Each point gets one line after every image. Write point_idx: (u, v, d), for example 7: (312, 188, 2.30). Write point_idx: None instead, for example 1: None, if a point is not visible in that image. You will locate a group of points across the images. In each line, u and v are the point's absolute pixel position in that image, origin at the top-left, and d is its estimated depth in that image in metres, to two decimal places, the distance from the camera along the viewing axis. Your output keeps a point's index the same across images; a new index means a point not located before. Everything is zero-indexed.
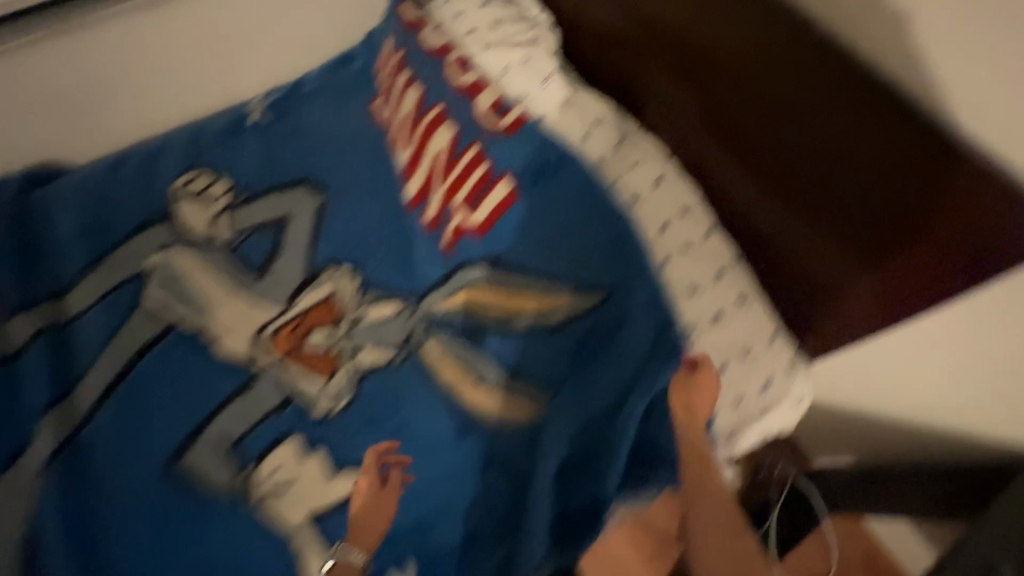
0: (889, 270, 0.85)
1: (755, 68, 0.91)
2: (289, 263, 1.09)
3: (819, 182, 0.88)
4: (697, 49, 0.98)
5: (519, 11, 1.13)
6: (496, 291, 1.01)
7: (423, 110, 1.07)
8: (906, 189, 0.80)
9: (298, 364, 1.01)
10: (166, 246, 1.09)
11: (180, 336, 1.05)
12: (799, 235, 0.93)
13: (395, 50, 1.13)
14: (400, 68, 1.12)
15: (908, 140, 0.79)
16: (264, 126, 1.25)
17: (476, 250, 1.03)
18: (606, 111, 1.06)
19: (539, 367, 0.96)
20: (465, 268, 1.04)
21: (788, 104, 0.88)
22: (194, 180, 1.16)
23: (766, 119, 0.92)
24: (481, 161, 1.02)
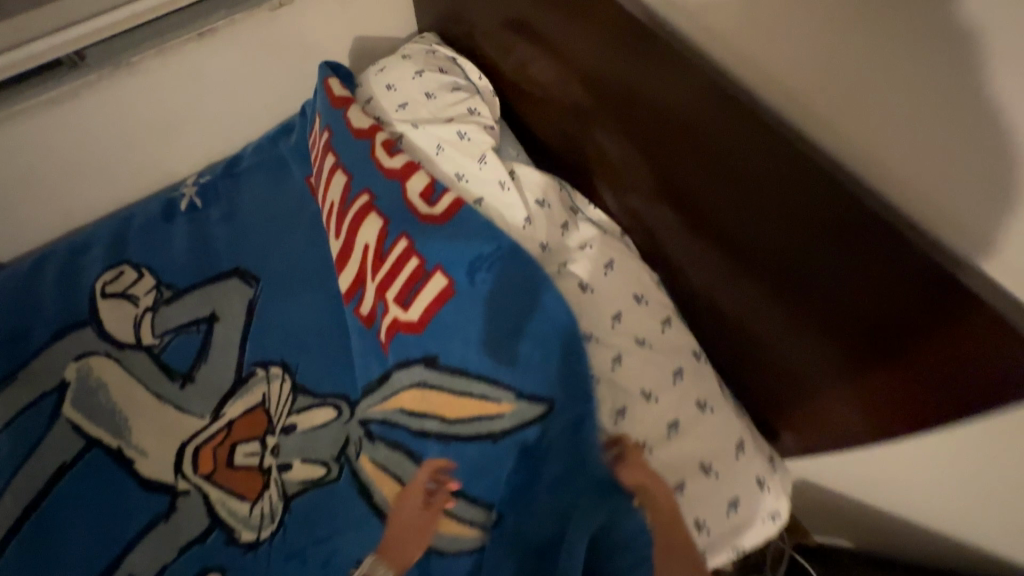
0: (867, 382, 0.73)
1: (702, 154, 0.81)
2: (216, 368, 1.01)
3: (783, 277, 0.77)
4: (644, 121, 0.88)
5: (454, 80, 1.06)
6: (435, 399, 0.88)
7: (349, 199, 1.00)
8: (874, 308, 0.68)
9: (223, 483, 0.92)
10: (85, 354, 1.01)
11: (96, 454, 0.94)
12: (767, 331, 0.84)
13: (324, 131, 1.08)
14: (329, 150, 1.06)
15: (873, 252, 0.65)
16: (194, 211, 1.16)
17: (413, 351, 0.90)
18: (548, 188, 0.97)
19: (489, 485, 0.83)
20: (400, 371, 0.91)
21: (739, 197, 0.78)
22: (113, 280, 1.07)
23: (720, 211, 0.82)
24: (409, 255, 0.91)
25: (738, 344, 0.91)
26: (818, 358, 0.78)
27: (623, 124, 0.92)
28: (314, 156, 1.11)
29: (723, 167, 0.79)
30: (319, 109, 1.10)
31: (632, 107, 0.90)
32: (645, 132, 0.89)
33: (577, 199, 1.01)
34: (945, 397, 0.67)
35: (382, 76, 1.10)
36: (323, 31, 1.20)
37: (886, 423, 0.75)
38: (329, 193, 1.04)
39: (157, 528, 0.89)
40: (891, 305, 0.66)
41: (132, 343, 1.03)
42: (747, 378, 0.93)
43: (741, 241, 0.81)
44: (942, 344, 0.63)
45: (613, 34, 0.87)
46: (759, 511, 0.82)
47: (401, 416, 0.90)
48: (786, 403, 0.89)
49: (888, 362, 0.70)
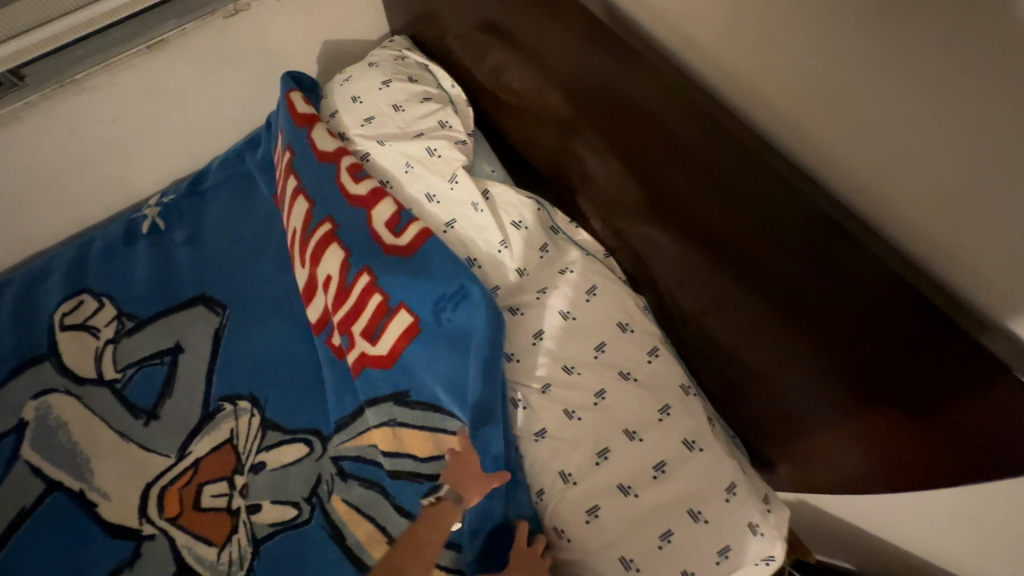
0: (870, 424, 0.67)
1: (690, 178, 0.77)
2: (181, 403, 0.96)
3: (776, 307, 0.71)
4: (626, 133, 0.82)
5: (423, 90, 1.00)
6: (404, 438, 0.83)
7: (311, 227, 0.96)
8: (874, 348, 0.64)
9: (189, 526, 0.88)
10: (46, 390, 0.96)
11: (58, 496, 0.90)
12: (756, 372, 0.78)
13: (285, 152, 1.04)
14: (292, 172, 1.02)
15: (868, 287, 0.64)
16: (156, 233, 1.10)
17: (381, 388, 0.85)
18: (524, 206, 0.90)
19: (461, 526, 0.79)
20: (368, 409, 0.86)
21: (729, 225, 0.74)
22: (72, 311, 1.02)
23: (707, 239, 0.76)
24: (372, 291, 0.86)
25: (726, 381, 0.84)
26: (814, 402, 0.72)
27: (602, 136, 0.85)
28: (278, 177, 1.06)
29: (713, 193, 0.75)
30: (283, 124, 1.05)
31: (609, 124, 0.84)
32: (623, 150, 0.83)
33: (557, 217, 0.94)
34: (954, 450, 0.61)
35: (347, 87, 1.04)
36: (286, 36, 1.13)
37: (888, 476, 0.69)
38: (293, 220, 1.00)
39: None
40: (892, 343, 0.62)
41: (93, 378, 0.98)
42: (738, 418, 0.86)
43: (732, 266, 0.74)
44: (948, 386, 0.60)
45: (611, 49, 0.84)
46: (756, 557, 0.75)
47: (375, 451, 0.86)
48: (780, 448, 0.82)
49: (891, 409, 0.64)
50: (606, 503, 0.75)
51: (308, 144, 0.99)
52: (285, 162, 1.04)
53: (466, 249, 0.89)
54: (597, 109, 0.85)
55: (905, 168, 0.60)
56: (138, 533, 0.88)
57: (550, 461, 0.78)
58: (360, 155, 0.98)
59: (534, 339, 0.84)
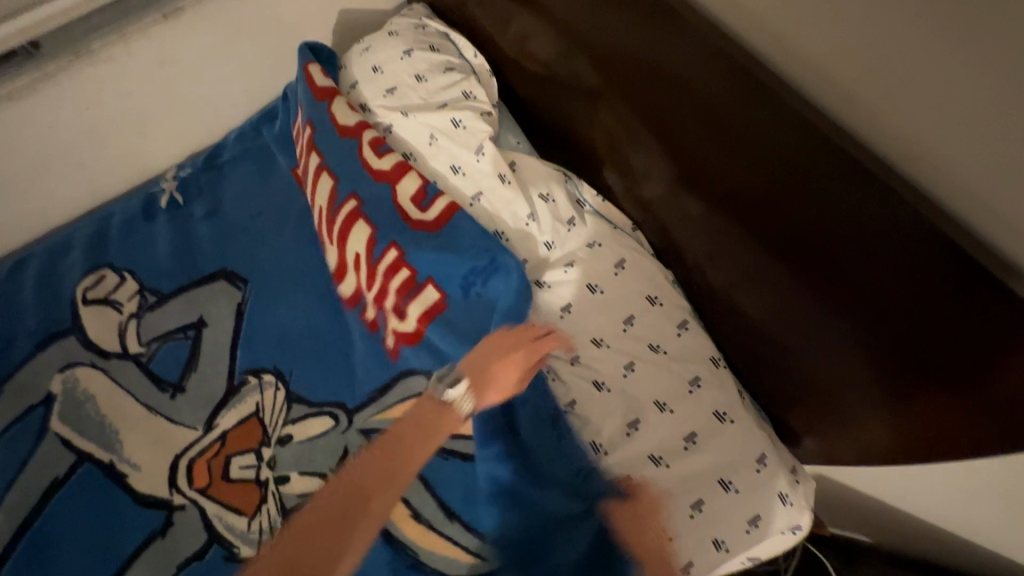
0: (905, 391, 0.67)
1: (727, 148, 0.75)
2: (207, 376, 0.97)
3: (810, 277, 0.70)
4: (659, 102, 0.81)
5: (446, 59, 0.98)
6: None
7: (338, 205, 0.96)
8: (916, 319, 0.63)
9: (219, 497, 0.89)
10: (72, 363, 0.97)
11: (91, 467, 0.91)
12: (788, 344, 0.77)
13: (306, 128, 1.02)
14: (315, 149, 1.01)
15: (913, 255, 0.62)
16: (175, 208, 1.09)
17: (412, 362, 0.86)
18: (551, 179, 0.90)
19: (493, 512, 0.76)
20: (404, 379, 0.87)
21: (766, 195, 0.72)
22: (94, 286, 1.02)
23: (743, 209, 0.75)
24: (399, 265, 0.86)
25: (757, 353, 0.83)
26: (847, 373, 0.71)
27: (636, 105, 0.84)
28: (301, 153, 1.05)
29: (751, 162, 0.73)
30: (303, 97, 1.03)
31: (642, 96, 0.82)
32: (655, 122, 0.82)
33: (583, 190, 0.93)
34: (991, 418, 0.61)
35: (367, 57, 1.02)
36: (304, 6, 1.10)
37: (919, 445, 0.69)
38: (318, 195, 0.99)
39: (153, 544, 0.86)
40: (937, 313, 0.61)
41: (118, 352, 0.98)
42: (765, 391, 0.86)
43: (765, 236, 0.73)
44: (992, 357, 0.59)
45: (641, 16, 0.81)
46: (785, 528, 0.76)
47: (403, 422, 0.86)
48: (808, 421, 0.82)
49: (929, 381, 0.64)
50: (636, 474, 0.76)
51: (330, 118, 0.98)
52: (306, 138, 1.03)
53: (493, 220, 0.88)
54: (631, 77, 0.83)
55: (955, 132, 0.59)
56: (170, 503, 0.89)
57: (580, 432, 0.79)
58: (382, 129, 0.97)
59: (561, 313, 0.83)
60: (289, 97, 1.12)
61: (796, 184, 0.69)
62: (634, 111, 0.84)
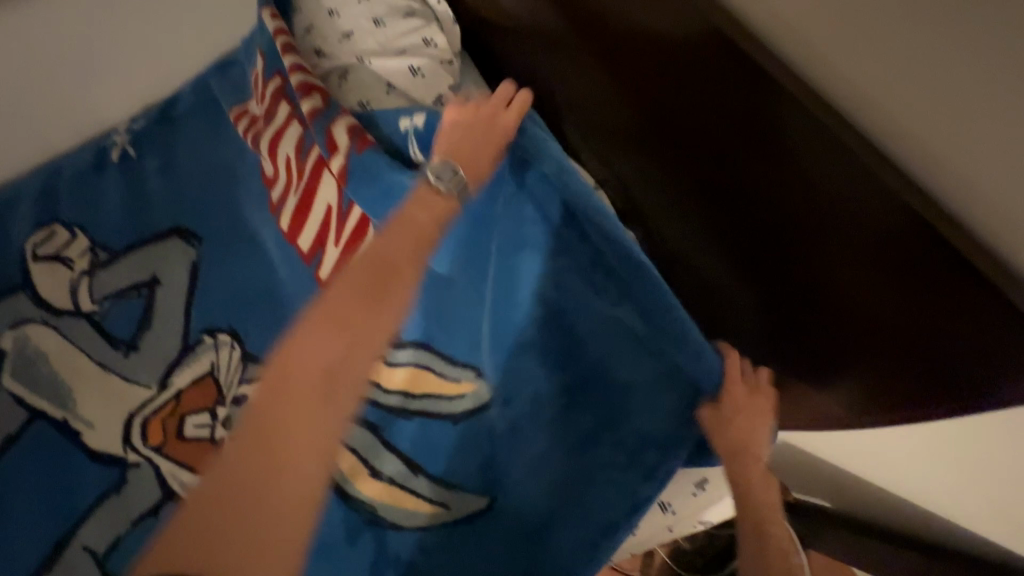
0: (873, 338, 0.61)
1: (690, 114, 0.70)
2: (161, 334, 0.95)
3: (772, 222, 0.66)
4: (617, 40, 0.74)
5: (406, 4, 0.91)
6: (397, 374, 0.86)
7: (305, 158, 0.89)
8: (871, 289, 0.59)
9: (173, 455, 0.88)
10: (24, 320, 0.95)
11: (44, 424, 0.90)
12: (755, 321, 0.75)
13: (272, 78, 0.93)
14: (283, 98, 0.92)
15: (879, 224, 0.55)
16: (128, 162, 1.05)
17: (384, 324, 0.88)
18: None
19: (440, 460, 0.82)
20: None
21: (727, 165, 0.68)
22: (44, 242, 0.99)
23: (704, 180, 0.72)
24: (367, 223, 0.83)
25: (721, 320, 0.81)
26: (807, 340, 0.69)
27: (595, 46, 0.78)
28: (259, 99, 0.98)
29: (713, 129, 0.68)
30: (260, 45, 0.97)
31: (618, 55, 0.75)
32: (632, 81, 0.75)
33: None
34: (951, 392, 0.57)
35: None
36: None
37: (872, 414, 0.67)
38: (283, 152, 0.93)
39: (109, 499, 0.86)
40: (910, 269, 0.54)
41: (70, 309, 0.96)
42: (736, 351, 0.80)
43: (728, 181, 0.69)
44: (946, 330, 0.54)
45: None
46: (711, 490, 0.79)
47: None
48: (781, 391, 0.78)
49: (885, 352, 0.61)
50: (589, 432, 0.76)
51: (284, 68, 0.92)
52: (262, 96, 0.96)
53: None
54: (588, 15, 0.76)
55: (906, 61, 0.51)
56: (124, 460, 0.88)
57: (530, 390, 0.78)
58: (338, 75, 0.91)
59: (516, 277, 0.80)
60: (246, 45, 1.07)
61: (751, 131, 0.64)
62: (593, 54, 0.79)
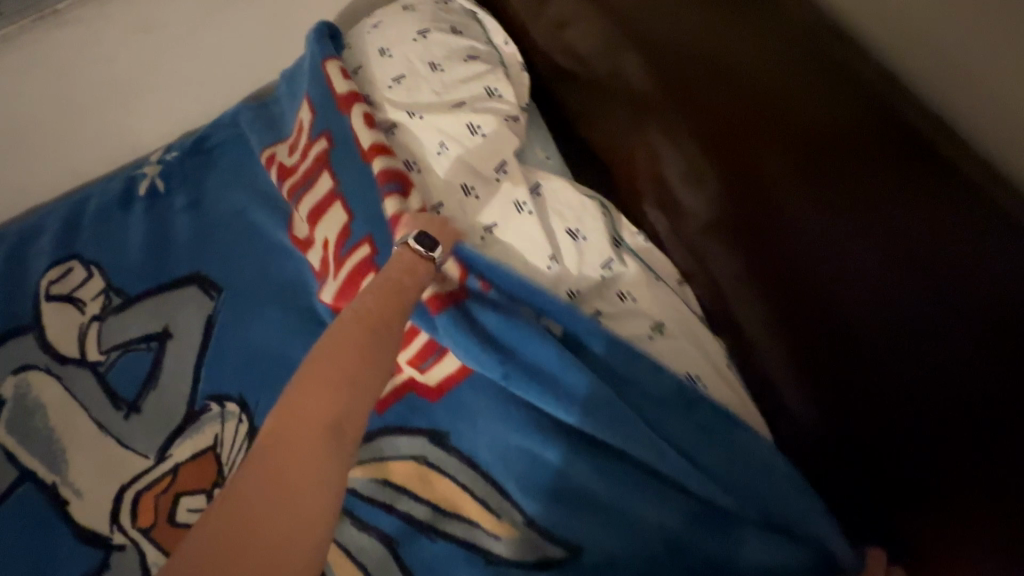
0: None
1: (747, 142, 0.61)
2: (165, 397, 0.85)
3: (873, 287, 0.53)
4: (699, 67, 0.66)
5: (469, 45, 0.80)
6: (431, 481, 0.75)
7: (349, 243, 0.76)
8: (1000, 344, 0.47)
9: (162, 542, 0.77)
10: (26, 364, 0.87)
11: (32, 487, 0.81)
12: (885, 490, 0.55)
13: (317, 141, 0.84)
14: (326, 166, 0.82)
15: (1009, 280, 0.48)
16: (155, 197, 0.96)
17: (418, 421, 0.79)
18: (589, 213, 0.73)
19: None
20: (399, 436, 0.79)
21: (806, 199, 0.57)
22: (59, 280, 0.91)
23: (779, 236, 0.59)
24: None
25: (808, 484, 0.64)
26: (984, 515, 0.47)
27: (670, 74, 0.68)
28: (298, 154, 0.87)
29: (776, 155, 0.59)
30: (306, 83, 0.88)
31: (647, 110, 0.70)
32: (686, 121, 0.66)
33: (622, 228, 0.74)
34: None
35: (374, 36, 0.85)
36: None
37: None
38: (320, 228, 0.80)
39: None
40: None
41: (75, 358, 0.87)
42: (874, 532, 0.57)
43: (818, 232, 0.56)
44: None
45: None
46: None
47: (374, 487, 0.77)
48: None
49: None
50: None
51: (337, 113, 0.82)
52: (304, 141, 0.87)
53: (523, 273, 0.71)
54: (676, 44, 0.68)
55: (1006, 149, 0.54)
56: (108, 541, 0.78)
57: (587, 527, 0.67)
58: (384, 128, 0.79)
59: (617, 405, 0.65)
60: (288, 76, 0.96)
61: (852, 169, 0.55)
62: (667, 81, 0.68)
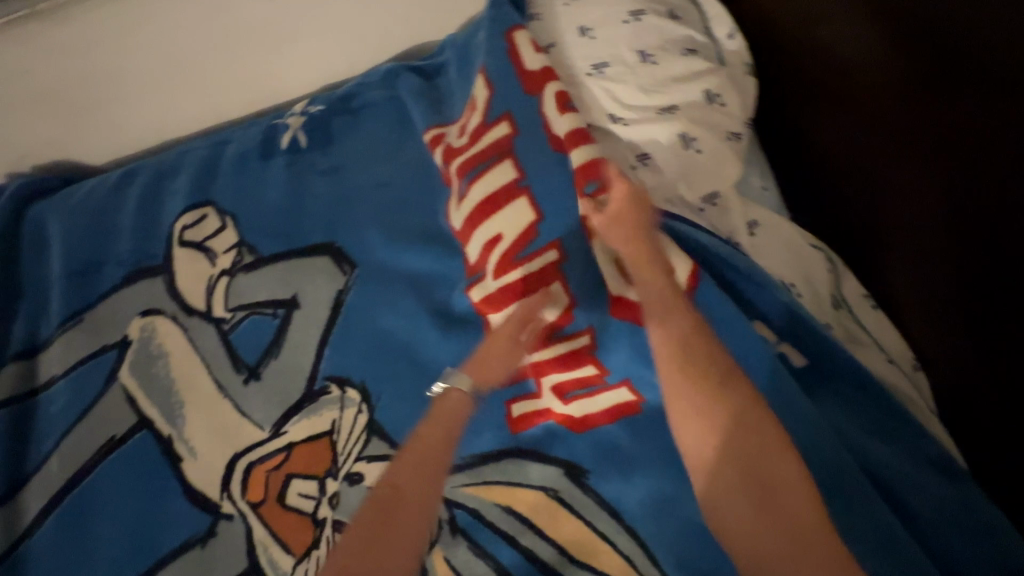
0: None
1: (919, 106, 0.55)
2: (287, 369, 0.81)
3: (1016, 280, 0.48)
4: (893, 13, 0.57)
5: (687, 35, 0.68)
6: (560, 521, 0.68)
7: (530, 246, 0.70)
8: None
9: (271, 522, 0.75)
10: (153, 308, 0.85)
11: (148, 438, 0.80)
12: None
13: (495, 127, 0.74)
14: (508, 154, 0.72)
15: None
16: (295, 152, 0.90)
17: (555, 449, 0.71)
18: (811, 264, 0.63)
19: None
20: (534, 461, 0.71)
21: (979, 187, 0.51)
22: (193, 226, 0.87)
23: (982, 215, 0.50)
24: (591, 352, 0.69)
25: None
26: None
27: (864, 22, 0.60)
28: (468, 129, 0.78)
29: (926, 105, 0.54)
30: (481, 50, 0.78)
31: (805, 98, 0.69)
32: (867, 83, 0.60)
33: (846, 284, 0.63)
34: None
35: (573, 11, 0.73)
36: None
37: None
38: (491, 223, 0.72)
39: (191, 551, 0.74)
40: None
41: (201, 311, 0.84)
42: None
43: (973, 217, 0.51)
44: None
45: None
46: None
47: (499, 513, 0.71)
48: None
49: None
50: None
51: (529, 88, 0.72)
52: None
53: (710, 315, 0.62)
54: None
55: None
56: (217, 508, 0.76)
57: None
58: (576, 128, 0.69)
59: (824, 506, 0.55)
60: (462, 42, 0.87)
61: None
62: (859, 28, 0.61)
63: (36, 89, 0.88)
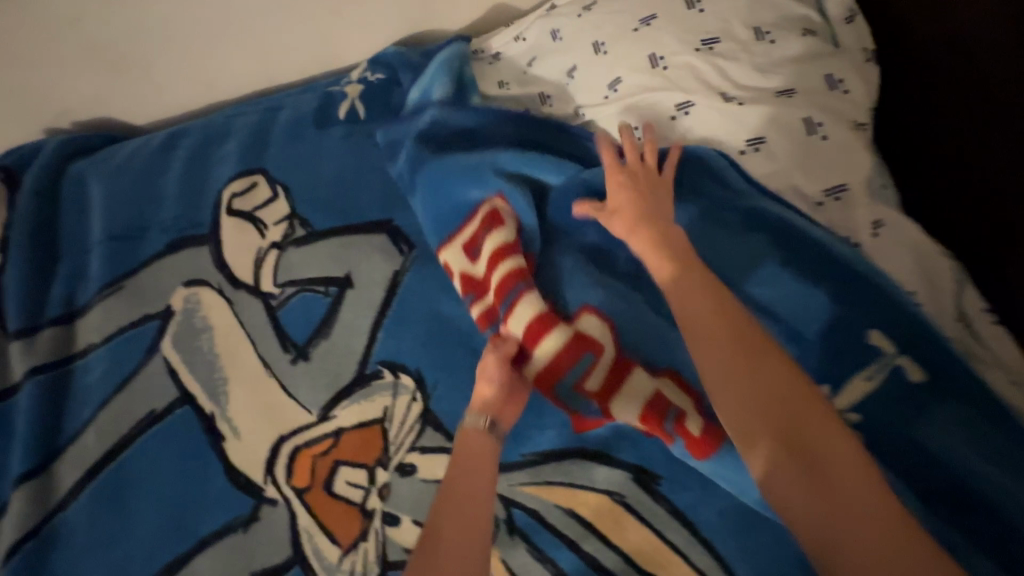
0: None
1: None
2: (338, 350, 0.77)
3: None
4: None
5: (805, 15, 0.67)
6: (626, 528, 0.64)
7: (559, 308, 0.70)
8: None
9: (316, 510, 0.71)
10: (199, 279, 0.80)
11: (189, 415, 0.76)
12: None
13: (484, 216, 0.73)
14: (505, 244, 0.71)
15: None
16: (353, 122, 0.85)
17: (624, 452, 0.67)
18: (933, 267, 0.59)
19: None
20: (600, 464, 0.67)
21: None
22: (243, 194, 0.83)
23: None
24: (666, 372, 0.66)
25: None
26: None
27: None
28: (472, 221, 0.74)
29: None
30: (576, 22, 0.75)
31: (937, 87, 0.63)
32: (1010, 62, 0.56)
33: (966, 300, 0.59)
34: None
35: None
36: None
37: None
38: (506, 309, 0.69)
39: (233, 535, 0.71)
40: None
41: (249, 284, 0.80)
42: None
43: None
44: None
45: None
46: None
47: (561, 516, 0.66)
48: None
49: None
50: None
51: (625, 65, 0.69)
52: (576, 101, 0.75)
53: (805, 304, 0.57)
54: None
55: None
56: (261, 492, 0.72)
57: None
58: (679, 104, 0.66)
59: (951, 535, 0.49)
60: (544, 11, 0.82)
61: None
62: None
63: (86, 39, 0.83)
